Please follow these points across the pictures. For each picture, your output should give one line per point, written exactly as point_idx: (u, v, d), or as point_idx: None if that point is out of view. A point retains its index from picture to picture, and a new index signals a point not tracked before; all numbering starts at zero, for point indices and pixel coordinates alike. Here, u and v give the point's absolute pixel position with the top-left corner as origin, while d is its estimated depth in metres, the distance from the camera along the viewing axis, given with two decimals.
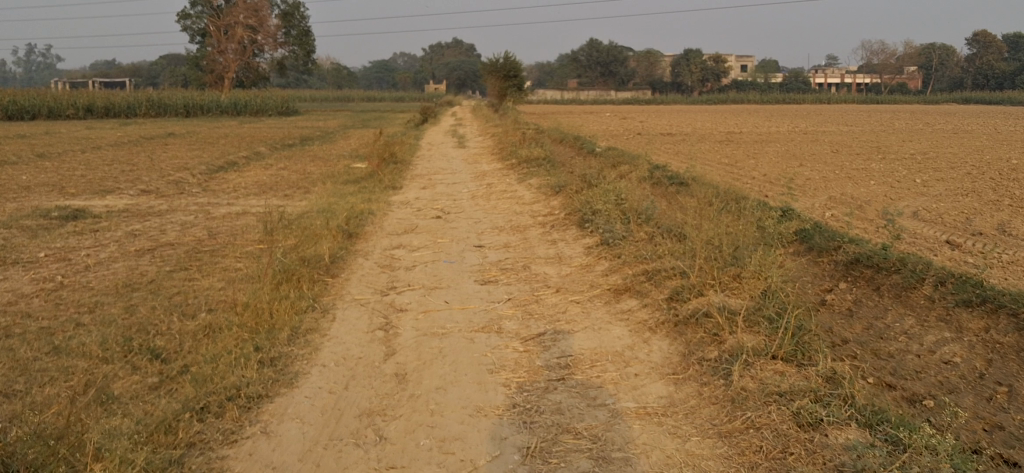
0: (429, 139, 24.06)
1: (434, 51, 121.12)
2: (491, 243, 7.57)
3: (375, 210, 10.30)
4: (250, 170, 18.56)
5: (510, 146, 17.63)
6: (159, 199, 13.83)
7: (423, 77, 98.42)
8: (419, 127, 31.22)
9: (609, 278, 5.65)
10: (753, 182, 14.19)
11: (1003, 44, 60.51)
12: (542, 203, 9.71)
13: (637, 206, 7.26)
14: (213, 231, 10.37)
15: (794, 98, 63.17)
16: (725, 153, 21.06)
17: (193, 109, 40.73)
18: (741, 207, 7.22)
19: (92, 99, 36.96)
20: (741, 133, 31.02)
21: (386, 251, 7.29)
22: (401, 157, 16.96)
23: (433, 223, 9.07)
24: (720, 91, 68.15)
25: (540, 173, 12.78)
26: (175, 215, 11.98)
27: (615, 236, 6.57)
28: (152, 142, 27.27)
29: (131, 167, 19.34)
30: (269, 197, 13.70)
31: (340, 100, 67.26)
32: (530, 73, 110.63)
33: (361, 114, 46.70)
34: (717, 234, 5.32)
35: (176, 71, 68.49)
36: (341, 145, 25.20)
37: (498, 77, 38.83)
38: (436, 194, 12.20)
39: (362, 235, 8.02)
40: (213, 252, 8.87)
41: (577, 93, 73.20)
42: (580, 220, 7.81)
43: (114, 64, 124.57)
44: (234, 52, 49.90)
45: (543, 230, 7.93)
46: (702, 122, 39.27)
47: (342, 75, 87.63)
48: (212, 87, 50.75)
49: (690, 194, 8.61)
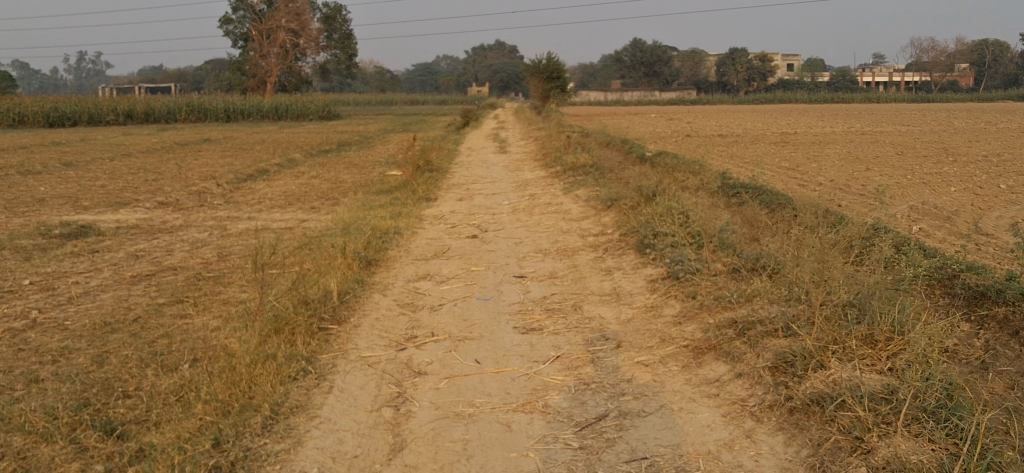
0: (469, 145, 22.96)
1: (476, 52, 120.25)
2: (535, 272, 6.40)
3: (404, 227, 9.16)
4: (279, 179, 17.56)
5: (554, 152, 16.47)
6: (176, 213, 12.80)
7: (465, 80, 97.64)
8: (460, 132, 30.13)
9: (685, 328, 4.44)
10: (820, 191, 12.90)
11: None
12: (591, 221, 8.50)
13: (709, 229, 6.01)
14: (224, 252, 9.29)
15: (843, 97, 61.26)
16: (783, 157, 19.70)
17: (233, 114, 39.94)
18: (836, 223, 5.91)
19: (133, 106, 36.22)
20: (796, 135, 29.61)
21: (409, 284, 6.13)
22: (438, 164, 15.85)
23: (468, 245, 7.91)
24: (767, 90, 66.40)
25: (588, 183, 11.58)
26: (187, 232, 10.93)
27: (683, 268, 5.32)
28: (184, 150, 26.39)
29: (156, 177, 18.39)
30: (295, 211, 12.64)
31: (383, 104, 66.40)
32: (574, 74, 109.89)
33: (401, 117, 45.81)
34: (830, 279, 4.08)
35: (219, 76, 68.10)
36: (379, 151, 24.20)
37: (540, 79, 37.65)
38: (473, 207, 11.06)
39: (384, 262, 6.87)
40: (219, 279, 7.78)
41: (620, 93, 71.72)
42: (639, 243, 6.58)
43: (160, 70, 125.28)
44: (275, 57, 49.14)
45: (595, 256, 6.74)
46: (751, 123, 37.90)
47: (384, 79, 86.98)
48: (253, 91, 50.12)
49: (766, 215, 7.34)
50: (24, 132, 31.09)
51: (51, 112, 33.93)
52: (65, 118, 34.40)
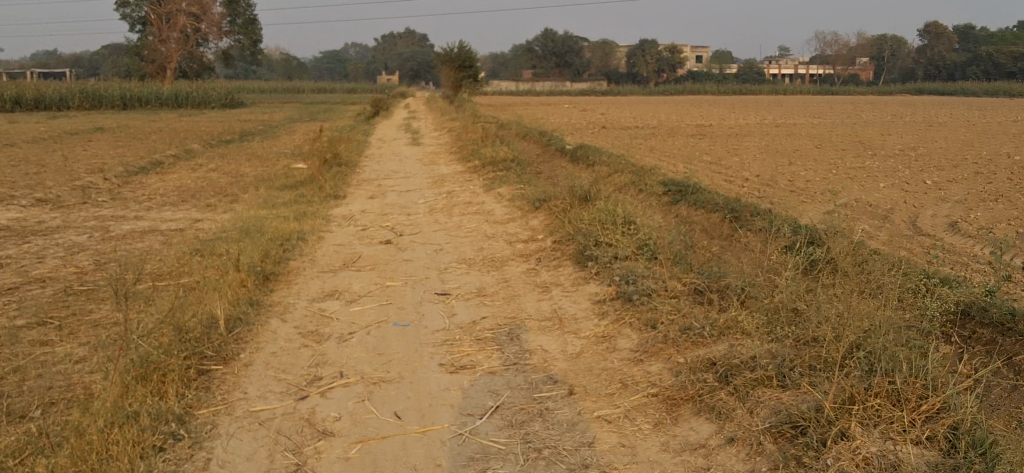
0: (380, 136, 22.02)
1: (385, 40, 118.42)
2: (463, 289, 5.58)
3: (308, 230, 8.24)
4: (173, 172, 16.35)
5: (470, 144, 15.65)
6: (55, 212, 11.59)
7: (374, 68, 95.97)
8: (369, 121, 29.05)
9: (648, 367, 3.68)
10: (749, 188, 12.40)
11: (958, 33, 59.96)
12: (518, 225, 7.72)
13: (661, 244, 5.27)
14: (103, 260, 8.25)
15: (750, 88, 61.83)
16: (702, 150, 19.26)
17: (130, 101, 37.96)
18: (806, 245, 5.22)
19: (21, 92, 34.03)
20: (711, 126, 29.40)
21: (314, 305, 5.24)
22: (347, 157, 14.90)
23: (381, 253, 7.03)
24: (676, 82, 66.65)
25: (509, 180, 10.84)
26: (63, 235, 9.80)
27: (636, 288, 4.56)
28: (73, 139, 24.76)
29: (37, 170, 16.95)
30: (189, 209, 11.58)
31: (289, 92, 64.48)
32: (484, 63, 109.19)
33: (309, 106, 44.41)
34: (830, 319, 3.40)
35: (117, 62, 65.25)
36: (283, 141, 23.04)
37: (451, 68, 36.74)
38: (386, 205, 10.20)
39: (285, 277, 5.96)
40: (94, 294, 6.76)
41: (531, 83, 71.08)
42: (577, 255, 5.81)
43: (53, 54, 120.55)
44: (176, 42, 47.09)
45: (527, 269, 5.94)
46: (664, 114, 37.64)
47: (290, 66, 84.73)
48: (152, 78, 48.08)
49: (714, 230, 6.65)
50: None
51: None
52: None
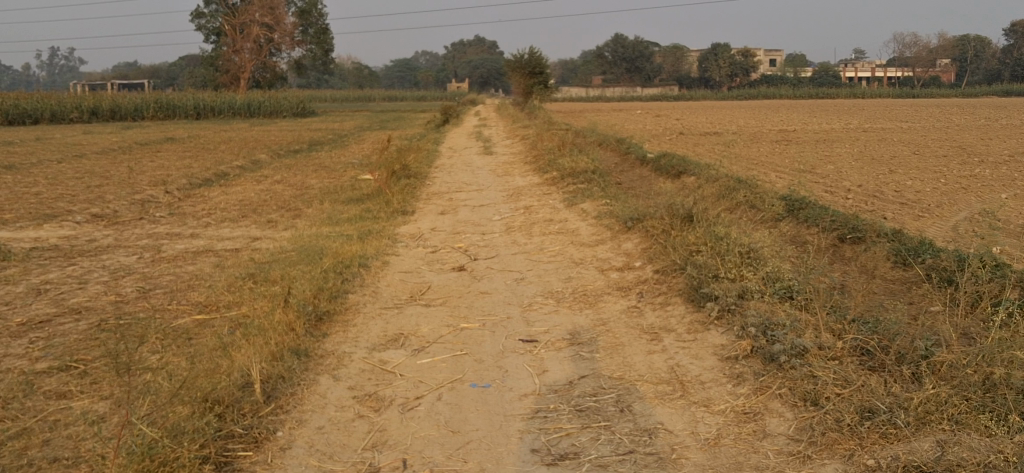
0: (451, 144, 21.22)
1: (456, 47, 118.14)
2: (555, 332, 4.63)
3: (372, 253, 7.38)
4: (237, 184, 15.73)
5: (546, 152, 14.74)
6: (110, 230, 10.96)
7: (445, 77, 95.80)
8: (440, 129, 28.31)
9: (821, 469, 2.69)
10: (854, 200, 11.25)
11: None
12: (608, 248, 6.75)
13: (802, 294, 4.25)
14: (149, 287, 7.49)
15: (828, 92, 59.84)
16: (792, 157, 18.04)
17: (203, 111, 37.89)
18: (990, 295, 4.17)
19: (98, 102, 34.16)
20: (795, 131, 28.04)
21: (374, 357, 4.32)
22: (416, 168, 14.11)
23: (454, 283, 6.12)
24: (749, 86, 64.93)
25: (591, 194, 9.87)
26: (112, 256, 9.12)
27: (780, 344, 3.58)
28: (144, 150, 24.47)
29: (102, 182, 16.50)
30: (249, 225, 10.85)
31: (361, 101, 64.39)
32: (553, 70, 108.35)
33: (379, 115, 43.96)
34: None
35: (193, 73, 66.07)
36: (352, 151, 22.39)
37: (522, 74, 35.91)
38: (457, 223, 9.31)
39: (341, 316, 5.07)
40: (131, 331, 5.98)
41: (601, 89, 69.92)
42: (689, 290, 4.84)
43: (134, 65, 123.66)
44: (249, 52, 47.17)
45: (627, 308, 4.96)
46: (742, 120, 36.29)
47: (362, 75, 84.99)
48: (226, 87, 48.17)
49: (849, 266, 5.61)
50: None
51: (12, 109, 31.80)
52: (26, 115, 32.12)
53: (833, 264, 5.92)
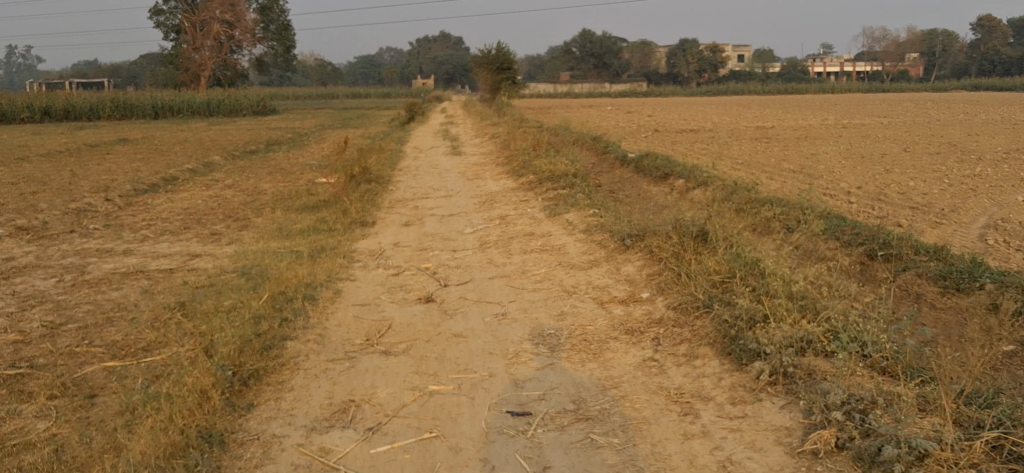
0: (416, 144, 20.09)
1: (422, 43, 116.49)
2: (552, 399, 3.55)
3: (325, 278, 6.26)
4: (185, 190, 14.51)
5: (520, 153, 13.68)
6: (33, 245, 9.73)
7: (411, 74, 94.30)
8: (406, 128, 27.12)
9: None
10: (858, 204, 10.28)
11: (1008, 28, 57.29)
12: (605, 273, 5.68)
13: (885, 360, 3.20)
14: (59, 319, 6.32)
15: (797, 87, 59.07)
16: (778, 156, 17.09)
17: (162, 110, 36.36)
18: None
19: (52, 102, 32.59)
20: (773, 128, 27.15)
21: (313, 443, 3.22)
22: (379, 172, 13.00)
23: (421, 321, 5.00)
24: (718, 82, 64.09)
25: (574, 201, 8.81)
26: (27, 278, 7.91)
27: (889, 446, 2.52)
28: (93, 152, 23.09)
29: (40, 188, 15.21)
30: (191, 239, 9.67)
31: (326, 99, 62.84)
32: (521, 68, 107.11)
33: (343, 114, 42.60)
34: None
35: (152, 72, 64.18)
36: (312, 152, 21.18)
37: (490, 70, 34.81)
38: (425, 236, 8.21)
39: (277, 374, 3.96)
40: (18, 386, 4.79)
41: (569, 85, 68.79)
42: (722, 341, 3.79)
43: (93, 65, 120.81)
44: (210, 50, 45.60)
45: (641, 362, 3.88)
46: (716, 116, 35.34)
47: (327, 73, 83.26)
48: (186, 86, 46.61)
49: (904, 305, 4.58)
50: None
51: None
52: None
53: (881, 296, 4.89)
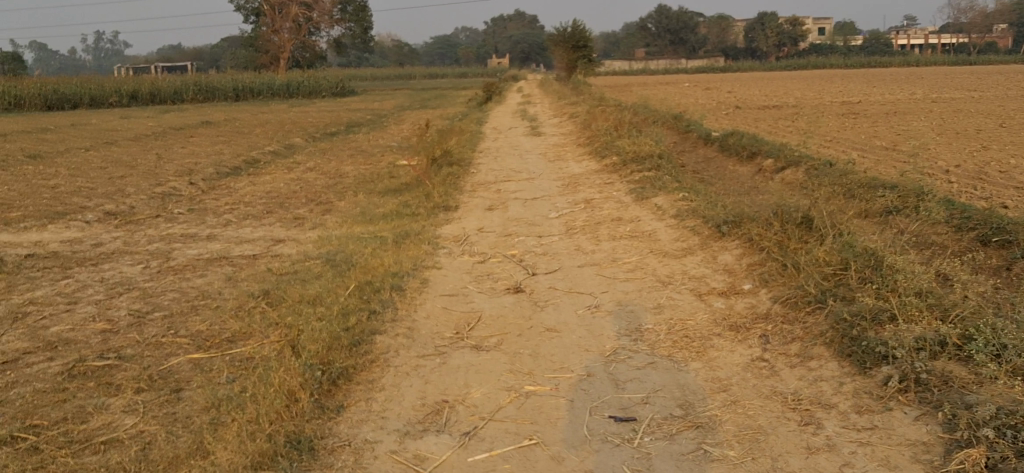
0: (494, 124, 19.93)
1: (496, 22, 116.21)
2: (658, 402, 3.33)
3: (410, 265, 6.12)
4: (267, 173, 14.57)
5: (601, 133, 13.41)
6: (120, 230, 9.82)
7: (486, 52, 94.17)
8: (482, 108, 26.93)
9: None
10: (958, 183, 9.80)
11: None
12: (701, 262, 5.43)
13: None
14: (147, 308, 6.30)
15: (881, 61, 57.34)
16: (868, 132, 16.50)
17: (243, 92, 36.83)
18: None
19: (138, 86, 33.25)
20: (859, 103, 26.32)
21: (408, 450, 3.06)
22: (459, 154, 12.86)
23: (512, 314, 4.82)
24: (798, 57, 62.56)
25: (661, 183, 8.54)
26: (115, 264, 7.96)
27: None
28: (177, 134, 23.45)
29: (128, 172, 15.45)
30: (274, 223, 9.66)
31: (402, 79, 63.09)
32: (596, 44, 106.17)
33: (420, 93, 42.66)
34: None
35: (232, 54, 65.08)
36: (391, 133, 21.17)
37: (566, 48, 34.48)
38: (509, 221, 8.03)
39: (367, 372, 3.81)
40: (107, 378, 4.74)
41: (645, 62, 67.90)
42: (841, 342, 3.55)
43: (176, 48, 123.36)
44: (289, 32, 46.05)
45: (750, 362, 3.65)
46: (798, 92, 34.45)
47: (403, 53, 83.61)
48: (266, 68, 47.21)
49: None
50: (9, 116, 28.01)
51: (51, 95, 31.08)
52: (65, 101, 31.19)
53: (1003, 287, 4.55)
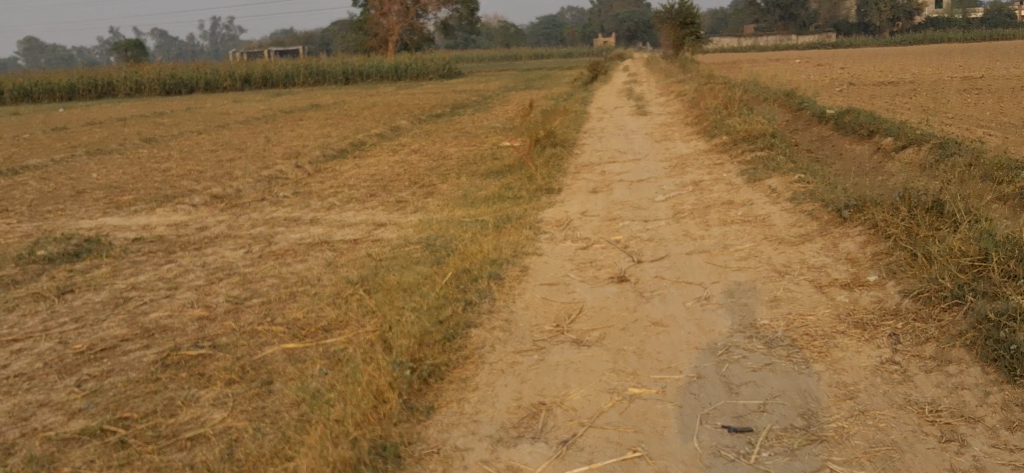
0: (600, 104, 19.57)
1: (603, 1, 115.10)
2: (776, 411, 3.01)
3: (510, 252, 5.88)
4: (371, 156, 14.57)
5: (710, 112, 12.95)
6: (226, 214, 9.88)
7: (591, 32, 93.37)
8: (587, 88, 26.55)
9: None
10: None
11: None
12: (820, 250, 5.04)
13: None
14: (245, 293, 6.24)
15: (1005, 33, 54.52)
16: (995, 108, 15.57)
17: (352, 75, 37.27)
18: None
19: (251, 70, 33.97)
20: (984, 77, 24.98)
21: (500, 461, 2.83)
22: (563, 134, 12.59)
23: (615, 305, 4.54)
24: (914, 30, 60.02)
25: (774, 164, 8.11)
26: (218, 248, 7.97)
27: None
28: (287, 118, 23.80)
29: (238, 155, 15.68)
30: (376, 206, 9.57)
31: (508, 60, 63.02)
32: (704, 21, 104.12)
33: (526, 74, 42.43)
34: None
35: (342, 38, 66.09)
36: (496, 114, 21.01)
37: (673, 26, 33.78)
38: (613, 205, 7.72)
39: (459, 370, 3.59)
40: (200, 368, 4.66)
41: (754, 39, 66.21)
42: (985, 345, 3.17)
43: (290, 34, 126.18)
44: (397, 15, 46.39)
45: (879, 365, 3.29)
46: (917, 67, 32.98)
47: (508, 33, 83.55)
48: (374, 51, 47.71)
49: None
50: (130, 102, 28.97)
51: (170, 80, 32.01)
52: (182, 85, 32.14)
53: None
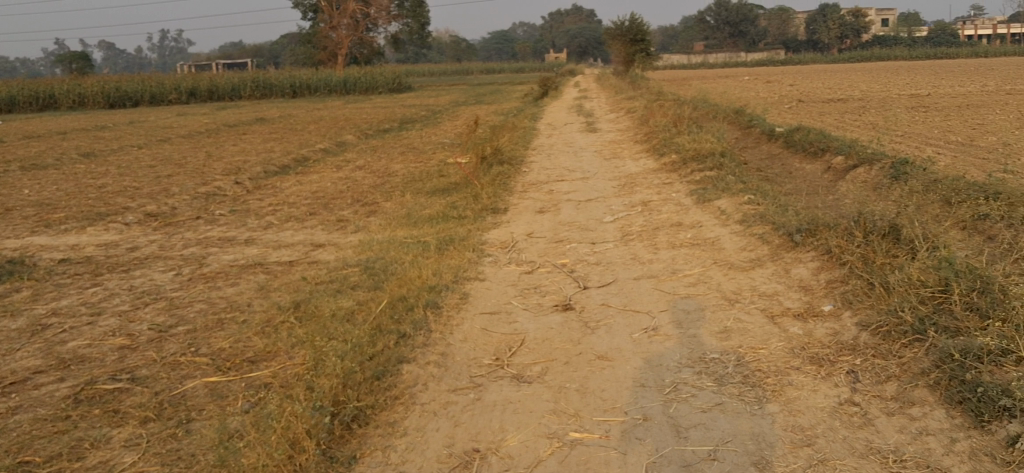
0: (550, 120, 19.37)
1: (554, 16, 115.42)
2: (728, 459, 2.79)
3: (450, 277, 5.62)
4: (315, 172, 14.21)
5: (659, 130, 12.80)
6: (159, 233, 9.48)
7: (543, 47, 93.49)
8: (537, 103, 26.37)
9: None
10: None
11: None
12: (773, 276, 4.85)
13: None
14: (170, 319, 5.90)
15: (948, 51, 55.38)
16: (941, 126, 15.62)
17: (301, 89, 36.73)
18: None
19: (197, 82, 33.34)
20: (929, 95, 25.23)
21: None
22: (511, 151, 12.35)
23: (559, 335, 4.29)
24: (861, 48, 60.78)
25: (724, 183, 7.94)
26: (147, 270, 7.59)
27: None
28: (232, 132, 23.30)
29: (177, 171, 15.22)
30: (316, 226, 9.24)
31: (459, 75, 62.70)
32: (654, 37, 104.82)
33: (477, 88, 42.19)
34: None
35: (292, 52, 65.41)
36: (444, 129, 20.72)
37: (623, 42, 33.77)
38: (559, 225, 7.49)
39: (388, 413, 3.32)
40: (114, 405, 4.32)
41: (703, 55, 66.63)
42: (948, 387, 2.97)
43: (239, 47, 124.80)
44: (347, 28, 45.91)
45: (837, 407, 3.09)
46: (864, 84, 33.28)
47: (459, 48, 83.29)
48: (324, 65, 47.15)
49: None
50: (70, 115, 28.23)
51: (113, 92, 31.28)
52: (126, 98, 31.44)
53: None
